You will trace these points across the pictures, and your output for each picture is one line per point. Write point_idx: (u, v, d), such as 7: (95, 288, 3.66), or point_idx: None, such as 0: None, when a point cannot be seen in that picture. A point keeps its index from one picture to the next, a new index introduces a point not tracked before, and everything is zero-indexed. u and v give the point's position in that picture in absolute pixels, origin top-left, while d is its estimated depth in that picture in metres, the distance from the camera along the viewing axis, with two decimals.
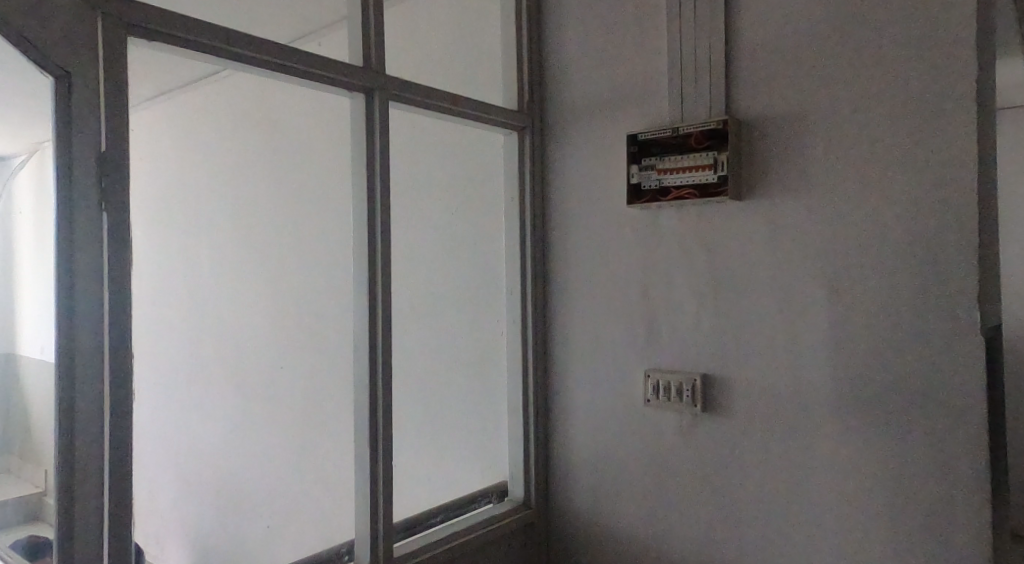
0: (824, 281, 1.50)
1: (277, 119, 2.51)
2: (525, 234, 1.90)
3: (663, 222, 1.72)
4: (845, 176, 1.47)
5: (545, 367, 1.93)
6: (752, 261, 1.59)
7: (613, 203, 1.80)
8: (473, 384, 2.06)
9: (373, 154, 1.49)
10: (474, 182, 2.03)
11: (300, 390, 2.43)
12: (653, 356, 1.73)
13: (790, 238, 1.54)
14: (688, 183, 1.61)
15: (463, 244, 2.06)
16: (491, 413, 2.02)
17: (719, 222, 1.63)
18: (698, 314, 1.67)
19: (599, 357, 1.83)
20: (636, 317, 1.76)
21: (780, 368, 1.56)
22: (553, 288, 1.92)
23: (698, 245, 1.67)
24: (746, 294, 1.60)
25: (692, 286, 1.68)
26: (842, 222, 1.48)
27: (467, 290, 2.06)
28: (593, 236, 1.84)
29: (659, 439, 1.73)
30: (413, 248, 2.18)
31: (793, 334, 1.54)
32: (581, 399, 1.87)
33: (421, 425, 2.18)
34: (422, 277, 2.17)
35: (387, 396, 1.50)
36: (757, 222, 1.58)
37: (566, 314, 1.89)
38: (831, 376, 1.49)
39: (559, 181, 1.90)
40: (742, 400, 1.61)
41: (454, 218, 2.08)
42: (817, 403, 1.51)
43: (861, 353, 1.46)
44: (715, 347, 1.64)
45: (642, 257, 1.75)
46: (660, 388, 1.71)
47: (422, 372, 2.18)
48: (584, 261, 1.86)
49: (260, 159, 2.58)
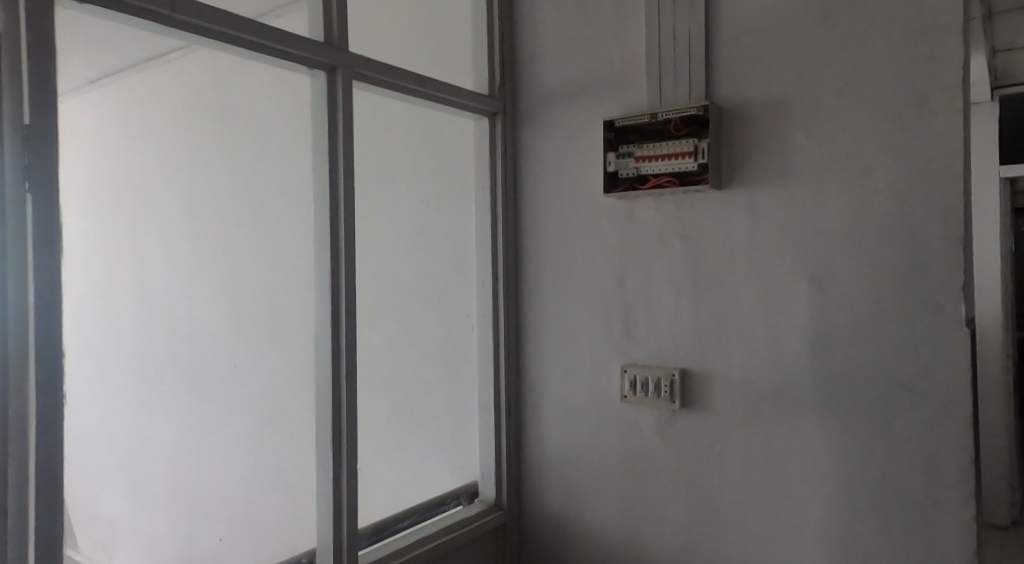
0: (806, 273, 1.45)
1: (236, 105, 2.39)
2: (496, 224, 1.83)
3: (639, 212, 1.66)
4: (828, 165, 1.42)
5: (518, 363, 1.87)
6: (732, 253, 1.54)
7: (588, 192, 1.74)
8: (442, 380, 1.99)
9: (336, 139, 1.40)
10: (442, 171, 1.95)
11: (260, 389, 2.33)
12: (629, 351, 1.68)
13: (770, 228, 1.49)
14: (666, 171, 1.55)
15: (431, 235, 1.98)
16: (462, 411, 1.95)
17: (698, 213, 1.58)
18: (676, 307, 1.61)
19: (573, 352, 1.77)
20: (612, 311, 1.70)
21: (760, 362, 1.51)
22: (525, 281, 1.85)
23: (675, 236, 1.61)
24: (725, 286, 1.55)
25: (669, 279, 1.62)
26: (824, 213, 1.43)
27: (436, 283, 1.99)
28: (568, 226, 1.77)
29: (636, 436, 1.67)
30: (377, 240, 2.09)
31: (773, 328, 1.49)
32: (555, 396, 1.81)
33: (388, 423, 2.10)
34: (388, 269, 2.08)
35: (352, 395, 1.42)
36: (737, 213, 1.53)
37: (539, 308, 1.83)
38: (812, 371, 1.45)
39: (531, 169, 1.83)
40: (721, 396, 1.56)
41: (421, 209, 2.00)
42: (799, 398, 1.47)
43: (843, 347, 1.42)
44: (693, 341, 1.59)
45: (618, 248, 1.69)
46: (638, 384, 1.65)
47: (389, 369, 2.10)
48: (557, 253, 1.79)
49: (218, 147, 2.46)
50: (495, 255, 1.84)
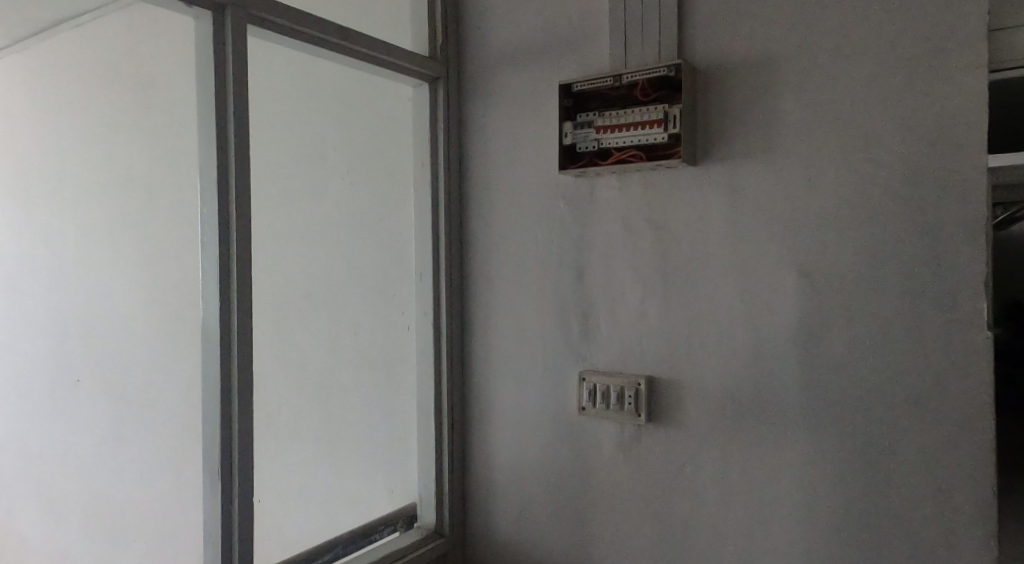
0: (794, 265, 1.22)
1: (153, 76, 2.12)
2: (438, 207, 1.58)
3: (600, 194, 1.43)
4: (823, 136, 1.19)
5: (462, 368, 1.62)
6: (708, 241, 1.31)
7: (542, 171, 1.50)
8: (377, 388, 1.74)
9: (226, 99, 1.15)
10: (376, 148, 1.70)
11: (181, 395, 2.08)
12: (588, 356, 1.44)
13: (753, 212, 1.26)
14: (631, 143, 1.31)
15: (365, 221, 1.73)
16: (399, 422, 1.71)
17: (668, 195, 1.35)
18: (642, 305, 1.38)
19: (524, 357, 1.53)
20: (569, 309, 1.46)
21: (739, 370, 1.28)
22: (470, 274, 1.61)
23: (641, 222, 1.38)
24: (701, 280, 1.31)
25: (634, 272, 1.39)
26: (817, 193, 1.20)
27: (369, 277, 1.74)
28: (519, 211, 1.53)
29: (596, 454, 1.44)
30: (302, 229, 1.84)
31: (756, 330, 1.26)
32: (503, 407, 1.57)
33: (317, 435, 1.85)
34: (316, 260, 1.82)
35: (247, 412, 1.17)
36: (713, 194, 1.30)
37: (487, 306, 1.58)
38: (801, 382, 1.22)
39: (479, 145, 1.58)
40: (694, 409, 1.33)
41: (352, 191, 1.75)
42: (785, 413, 1.24)
43: (839, 354, 1.19)
44: (662, 345, 1.36)
45: (576, 236, 1.45)
46: (598, 394, 1.41)
47: (318, 375, 1.84)
48: (507, 242, 1.55)
49: (133, 124, 2.18)
50: (436, 245, 1.59)
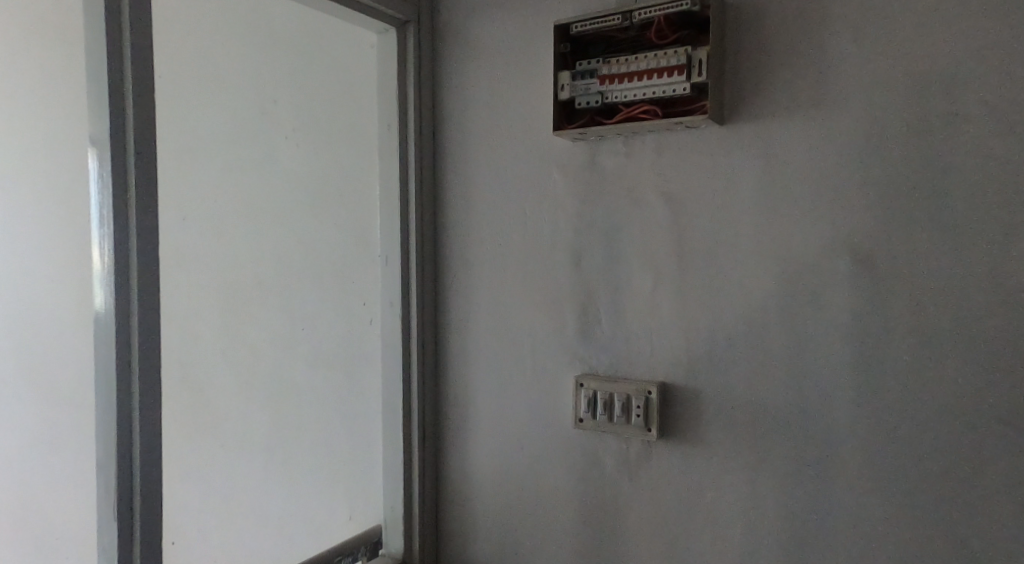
0: (848, 248, 0.99)
1: (65, 22, 1.80)
2: (408, 177, 1.33)
3: (602, 161, 1.18)
4: (885, 86, 0.96)
5: (436, 370, 1.37)
6: (737, 218, 1.06)
7: (533, 135, 1.24)
8: (337, 391, 1.50)
9: (121, 29, 0.89)
10: (337, 111, 1.45)
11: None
12: (586, 357, 1.20)
13: (795, 183, 1.02)
14: (644, 96, 1.06)
15: (326, 198, 1.48)
16: (360, 433, 1.47)
17: (687, 161, 1.10)
18: (654, 296, 1.13)
19: (509, 358, 1.28)
20: (564, 301, 1.22)
21: (775, 377, 1.04)
22: (446, 259, 1.35)
23: (653, 195, 1.13)
24: (727, 266, 1.07)
25: (645, 256, 1.14)
26: (877, 159, 0.97)
27: (329, 263, 1.49)
28: (504, 184, 1.28)
29: (596, 474, 1.20)
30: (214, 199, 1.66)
31: (797, 328, 1.02)
32: (485, 417, 1.32)
33: (269, 445, 1.60)
34: (270, 242, 1.57)
35: (152, 437, 0.93)
36: (746, 159, 1.05)
37: (465, 297, 1.33)
38: (853, 392, 0.99)
39: (456, 103, 1.33)
40: (717, 422, 1.09)
41: (312, 162, 1.50)
42: (833, 432, 1.01)
43: (904, 359, 0.96)
44: (677, 345, 1.12)
45: (573, 213, 1.21)
46: (599, 402, 1.16)
47: (271, 376, 1.60)
48: (489, 220, 1.30)
49: (45, 80, 1.86)
50: (405, 223, 1.33)
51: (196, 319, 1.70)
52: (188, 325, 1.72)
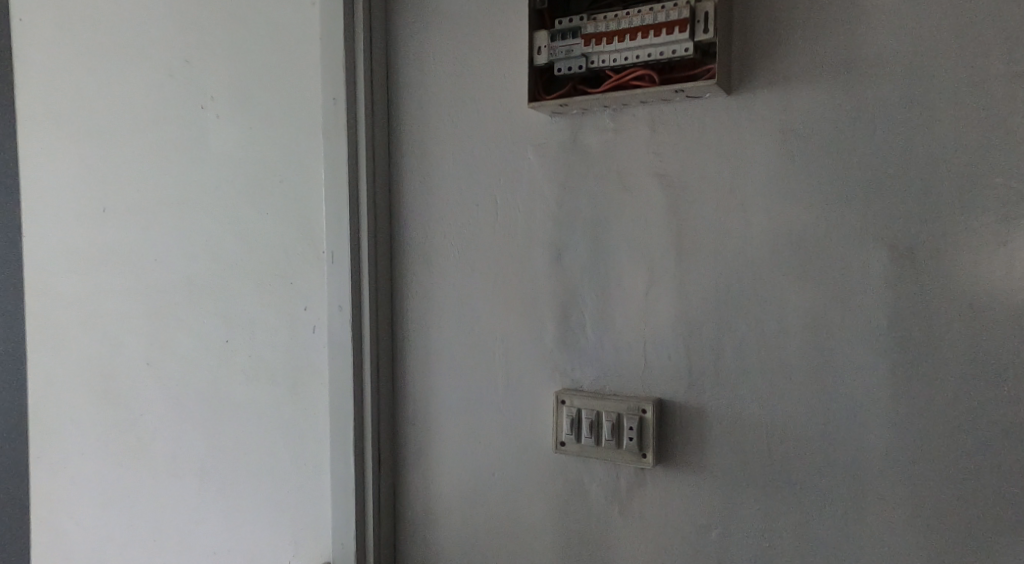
0: (884, 240, 0.84)
1: None
2: (358, 159, 1.14)
3: (585, 139, 1.00)
4: (918, 49, 0.82)
5: (393, 384, 1.19)
6: (748, 204, 0.91)
7: (503, 110, 1.07)
8: (279, 408, 1.30)
9: None
10: (273, 85, 1.25)
11: (47, 406, 1.61)
12: (567, 370, 1.03)
13: (818, 163, 0.87)
14: (637, 59, 0.89)
15: (261, 186, 1.28)
16: (306, 457, 1.27)
17: (687, 137, 0.94)
18: (648, 298, 0.97)
19: (478, 371, 1.10)
20: (542, 303, 1.04)
21: (795, 391, 0.89)
22: (402, 256, 1.17)
23: (647, 179, 0.97)
24: (737, 261, 0.91)
25: (637, 250, 0.97)
26: (912, 134, 0.82)
27: (268, 261, 1.29)
28: (470, 167, 1.10)
29: (581, 504, 1.03)
30: (133, 189, 1.44)
31: (821, 333, 0.87)
32: (450, 439, 1.14)
33: (202, 469, 1.40)
34: (201, 237, 1.37)
35: None
36: (760, 135, 0.90)
37: (427, 300, 1.15)
38: (890, 409, 0.85)
39: (413, 74, 1.15)
40: (723, 443, 0.93)
41: (243, 144, 1.30)
42: (866, 455, 0.86)
43: (947, 368, 0.82)
44: (677, 355, 0.95)
45: (551, 200, 1.03)
46: (584, 423, 0.98)
47: (203, 391, 1.39)
48: (452, 210, 1.12)
49: None
50: (355, 213, 1.14)
51: (118, 324, 1.49)
52: (110, 332, 1.50)
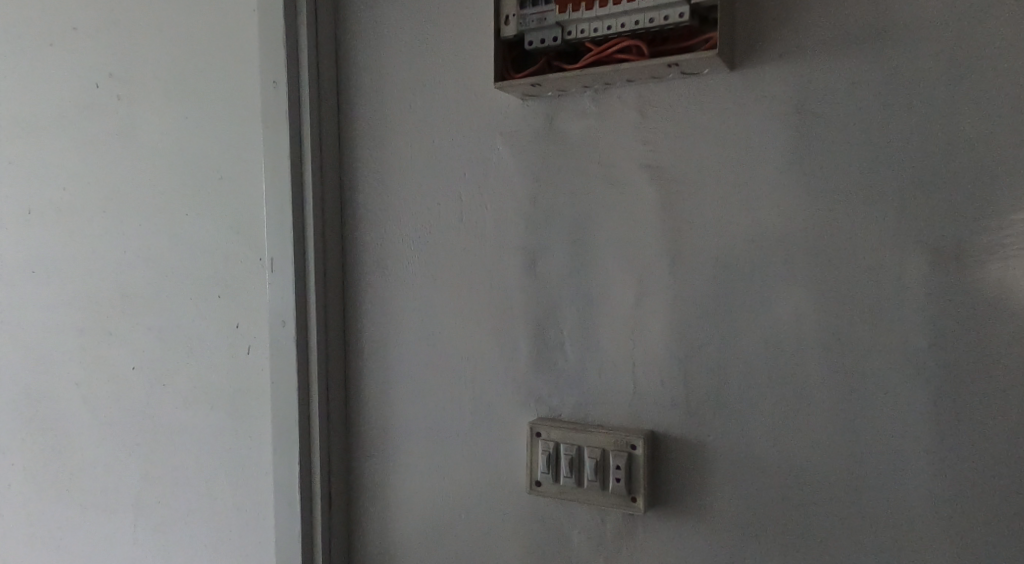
0: (921, 243, 0.70)
1: None
2: (302, 150, 0.99)
3: (563, 126, 0.86)
4: (958, 16, 0.68)
5: (345, 410, 1.03)
6: (755, 202, 0.77)
7: (468, 95, 0.92)
8: (220, 436, 1.14)
9: None
10: (210, 69, 1.10)
11: None
12: (544, 396, 0.88)
13: (840, 152, 0.73)
14: (622, 27, 0.75)
15: (199, 184, 1.12)
16: (251, 491, 1.12)
17: (682, 123, 0.80)
18: (638, 312, 0.82)
19: (441, 396, 0.95)
20: (514, 318, 0.90)
21: (813, 423, 0.75)
22: (355, 262, 1.01)
23: (635, 172, 0.82)
24: (743, 269, 0.77)
25: (624, 256, 0.83)
26: (951, 118, 0.69)
27: (207, 269, 1.13)
28: (430, 160, 0.95)
29: (561, 553, 0.88)
30: (58, 188, 1.27)
31: (845, 355, 0.73)
32: (410, 475, 0.98)
33: (137, 504, 1.24)
34: (134, 243, 1.21)
35: None
36: (769, 119, 0.76)
37: (382, 314, 0.99)
38: (929, 446, 0.70)
39: (366, 54, 1.00)
40: (726, 484, 0.79)
41: (178, 136, 1.14)
42: (899, 501, 0.72)
43: (996, 398, 0.68)
44: (672, 380, 0.81)
45: (524, 198, 0.88)
46: (563, 459, 0.83)
47: (138, 416, 1.23)
48: (411, 209, 0.96)
49: None
50: (299, 213, 0.99)
51: (45, 341, 1.32)
52: (37, 349, 1.33)
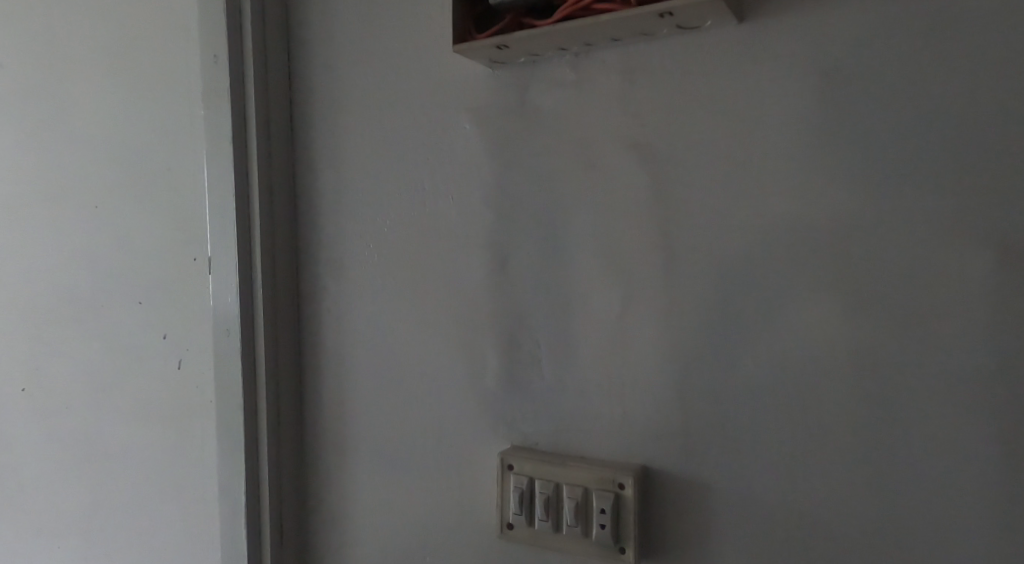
0: (977, 237, 0.55)
1: None
2: (246, 134, 0.86)
3: (537, 99, 0.72)
4: None
5: (299, 434, 0.90)
6: (767, 188, 0.62)
7: (429, 67, 0.79)
8: (165, 459, 1.01)
9: None
10: (156, 47, 0.98)
11: None
12: (516, 421, 0.74)
13: (873, 123, 0.59)
14: None
15: (144, 176, 1.00)
16: (201, 522, 0.99)
17: (678, 93, 0.65)
18: (625, 323, 0.68)
19: (402, 419, 0.82)
20: (483, 328, 0.76)
21: (841, 461, 0.60)
22: (308, 263, 0.88)
23: (622, 153, 0.68)
24: (752, 271, 0.63)
25: (607, 256, 0.69)
26: (1014, 80, 0.54)
27: (154, 270, 1.00)
28: (390, 144, 0.82)
29: None
30: None
31: (879, 377, 0.59)
32: (370, 510, 0.85)
33: (77, 535, 1.11)
34: (72, 242, 1.07)
35: None
36: (784, 85, 0.61)
37: (339, 324, 0.86)
38: (991, 494, 0.56)
39: (317, 23, 0.87)
40: (732, 534, 0.64)
41: (122, 122, 1.02)
42: (952, 563, 0.57)
43: None
44: (668, 404, 0.67)
45: (494, 187, 0.75)
46: (537, 500, 0.70)
47: (78, 437, 1.09)
48: (368, 202, 0.83)
49: None
50: (244, 206, 0.86)
51: None
52: None
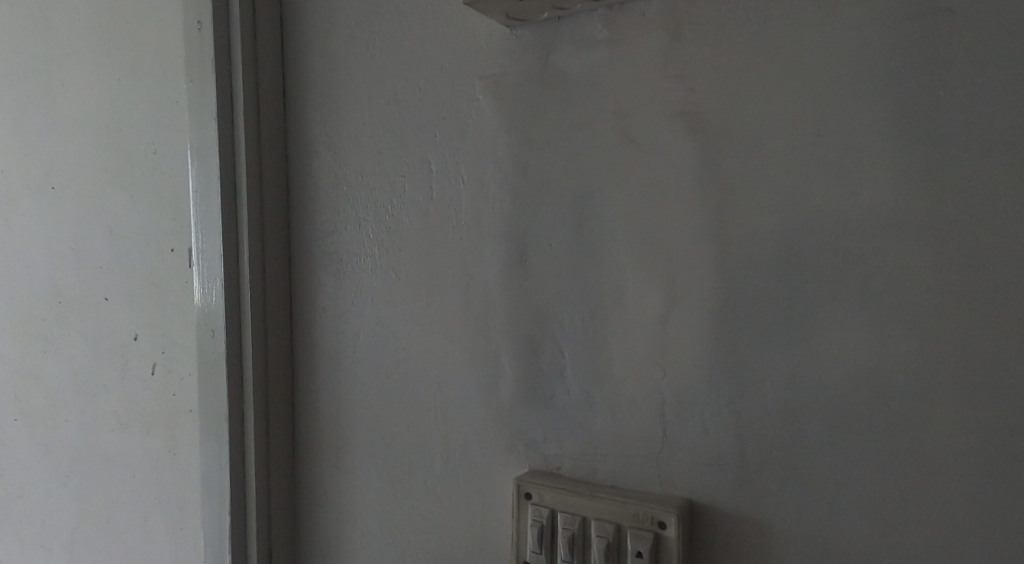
0: None
1: None
2: (233, 109, 0.76)
3: (562, 64, 0.61)
4: None
5: (292, 447, 0.80)
6: (844, 167, 0.51)
7: (437, 32, 0.68)
8: (151, 470, 0.92)
9: None
10: (143, 16, 0.88)
11: None
12: (536, 441, 0.63)
13: (980, 84, 0.47)
14: None
15: (130, 160, 0.91)
16: (188, 541, 0.89)
17: (734, 52, 0.54)
18: (665, 330, 0.57)
19: (406, 435, 0.72)
20: (497, 331, 0.65)
21: (933, 502, 0.49)
22: (303, 255, 0.78)
23: (664, 125, 0.57)
24: (826, 267, 0.51)
25: (646, 248, 0.58)
26: None
27: (140, 262, 0.91)
28: (392, 120, 0.71)
29: None
30: None
31: (986, 400, 0.47)
32: (369, 536, 0.75)
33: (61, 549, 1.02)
34: (55, 232, 0.98)
35: None
36: (866, 40, 0.50)
37: (337, 324, 0.76)
38: None
39: None
40: None
41: (108, 101, 0.92)
42: None
43: None
44: (717, 426, 0.56)
45: (512, 168, 0.64)
46: (560, 537, 0.59)
47: (61, 444, 1.01)
48: (369, 185, 0.73)
49: None
50: (231, 192, 0.76)
51: None
52: None
